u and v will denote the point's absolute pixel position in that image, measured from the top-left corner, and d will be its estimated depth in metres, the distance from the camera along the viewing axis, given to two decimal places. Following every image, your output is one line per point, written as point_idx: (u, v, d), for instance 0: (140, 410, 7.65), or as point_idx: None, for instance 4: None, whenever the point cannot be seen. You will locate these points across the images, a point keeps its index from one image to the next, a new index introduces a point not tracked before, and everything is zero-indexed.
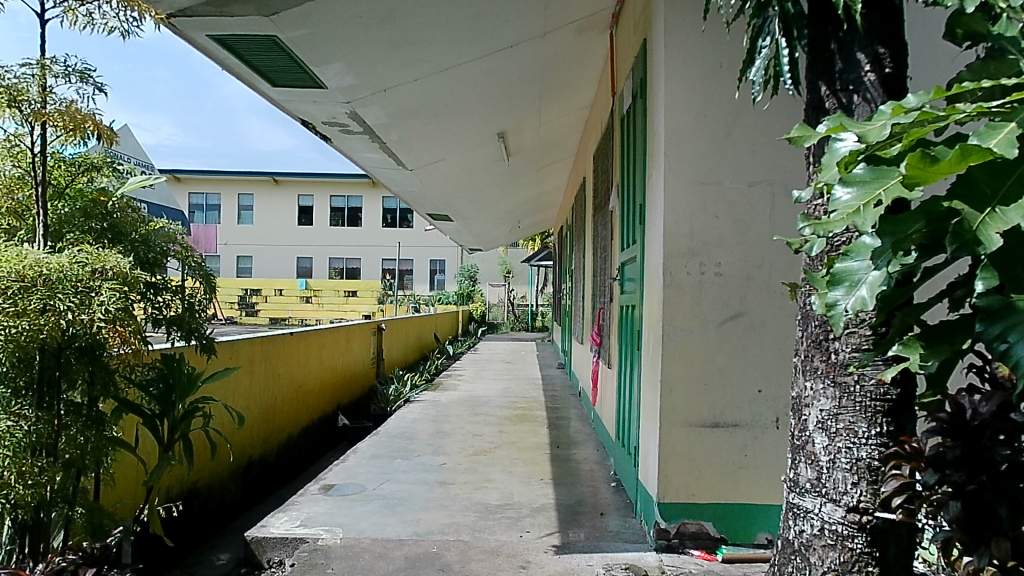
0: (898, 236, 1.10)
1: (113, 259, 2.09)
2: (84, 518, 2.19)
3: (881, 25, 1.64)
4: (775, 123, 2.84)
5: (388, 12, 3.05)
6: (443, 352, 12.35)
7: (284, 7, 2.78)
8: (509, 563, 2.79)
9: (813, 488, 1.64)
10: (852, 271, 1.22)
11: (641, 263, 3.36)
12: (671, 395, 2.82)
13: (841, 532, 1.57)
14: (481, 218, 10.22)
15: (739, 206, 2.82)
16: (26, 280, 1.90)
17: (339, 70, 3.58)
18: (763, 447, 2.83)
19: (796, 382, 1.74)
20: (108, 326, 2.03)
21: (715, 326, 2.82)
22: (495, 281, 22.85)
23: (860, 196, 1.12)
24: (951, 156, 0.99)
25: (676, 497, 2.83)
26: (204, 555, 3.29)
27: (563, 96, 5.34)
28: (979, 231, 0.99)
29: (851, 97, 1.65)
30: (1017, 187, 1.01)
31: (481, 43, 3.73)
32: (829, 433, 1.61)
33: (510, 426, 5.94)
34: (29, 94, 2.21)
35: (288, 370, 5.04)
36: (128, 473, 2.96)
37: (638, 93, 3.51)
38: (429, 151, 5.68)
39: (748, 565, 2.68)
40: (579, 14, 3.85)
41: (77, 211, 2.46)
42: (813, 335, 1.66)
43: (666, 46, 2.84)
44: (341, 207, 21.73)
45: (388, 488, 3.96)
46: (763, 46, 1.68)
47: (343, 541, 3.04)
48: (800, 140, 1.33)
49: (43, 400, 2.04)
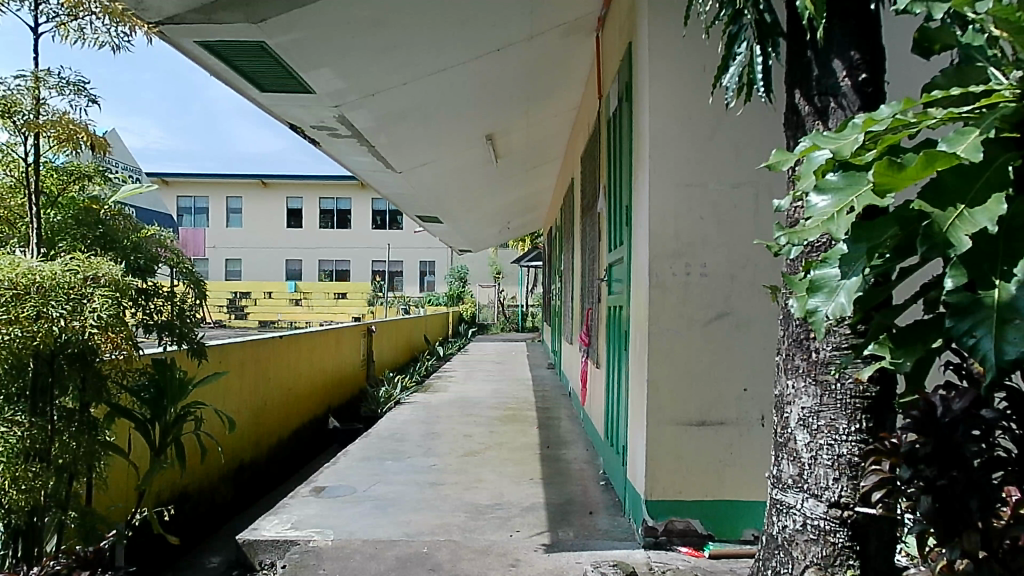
0: (873, 241, 1.14)
1: (105, 266, 2.12)
2: (76, 523, 2.22)
3: (857, 31, 1.68)
4: (760, 126, 2.88)
5: (375, 17, 3.07)
6: (433, 352, 12.34)
7: (273, 14, 2.79)
8: (499, 562, 2.83)
9: (795, 484, 1.71)
10: (829, 278, 1.25)
11: (629, 263, 3.39)
12: (658, 396, 2.86)
13: (823, 527, 1.63)
14: (471, 220, 10.26)
15: (724, 207, 2.86)
16: (19, 288, 1.92)
17: (327, 75, 3.60)
18: (748, 444, 2.87)
19: (778, 380, 1.80)
20: (101, 333, 2.04)
21: (700, 325, 2.86)
22: (485, 281, 22.86)
23: (835, 203, 1.16)
24: (917, 162, 1.05)
25: (664, 495, 2.87)
26: (197, 557, 3.32)
27: (551, 97, 5.37)
28: (950, 234, 1.02)
29: (827, 103, 1.69)
30: (986, 190, 1.04)
31: (470, 47, 3.75)
32: (811, 430, 1.67)
33: (501, 427, 5.97)
34: (24, 105, 2.25)
35: (278, 373, 5.04)
36: (120, 477, 2.98)
37: (623, 96, 3.55)
38: (419, 152, 5.69)
39: (734, 561, 2.73)
40: (565, 17, 3.89)
41: (69, 219, 2.48)
42: (794, 334, 1.73)
43: (651, 50, 2.88)
44: (330, 208, 21.74)
45: (379, 489, 3.98)
46: (738, 53, 1.72)
47: (334, 543, 3.06)
48: (780, 165, 1.36)
49: (36, 406, 2.07)
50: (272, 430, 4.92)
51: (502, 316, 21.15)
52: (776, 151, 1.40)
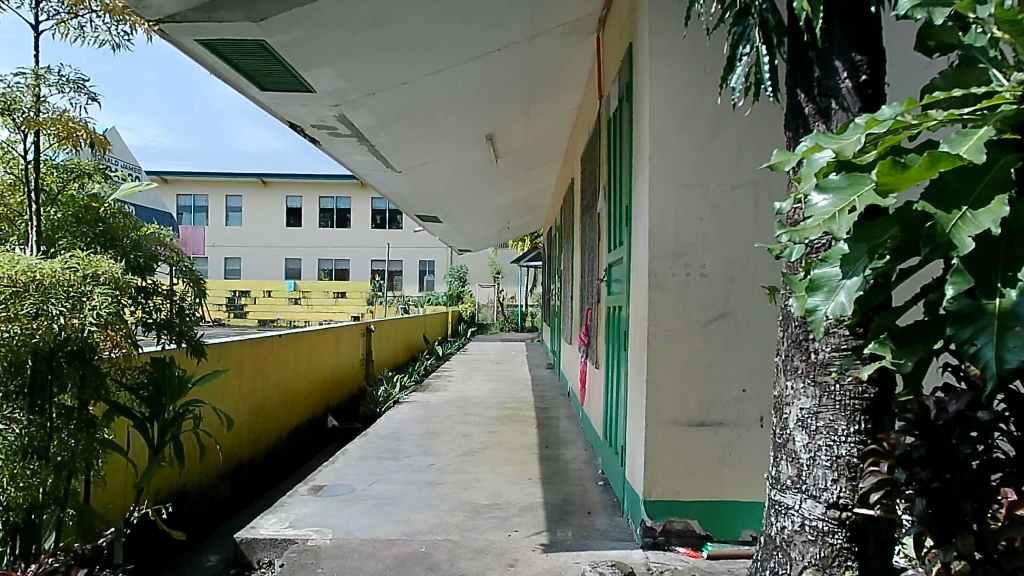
0: (874, 241, 1.14)
1: (105, 264, 2.12)
2: (74, 520, 2.21)
3: (858, 32, 1.68)
4: (760, 127, 2.88)
5: (376, 16, 3.07)
6: (432, 352, 12.34)
7: (274, 12, 2.79)
8: (498, 562, 2.82)
9: (793, 485, 1.71)
10: (829, 277, 1.25)
11: (629, 263, 3.39)
12: (657, 396, 2.86)
13: (821, 529, 1.64)
14: (471, 219, 10.26)
15: (723, 207, 2.86)
16: (18, 285, 1.92)
17: (328, 74, 3.60)
18: (746, 445, 2.87)
19: (777, 381, 1.80)
20: (100, 331, 2.05)
21: (699, 326, 2.86)
22: (485, 281, 22.86)
23: (836, 203, 1.16)
24: (920, 163, 1.05)
25: (662, 495, 2.87)
26: (194, 556, 3.32)
27: (551, 98, 5.37)
28: (952, 235, 1.02)
29: (829, 104, 1.69)
30: (989, 191, 1.04)
31: (471, 46, 3.75)
32: (809, 431, 1.68)
33: (500, 427, 5.97)
34: (24, 102, 2.25)
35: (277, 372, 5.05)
36: (118, 475, 2.98)
37: (624, 97, 3.55)
38: (419, 152, 5.69)
39: (733, 562, 2.72)
40: (566, 17, 3.89)
41: (69, 216, 2.48)
42: (794, 335, 1.73)
43: (651, 51, 2.88)
44: (330, 208, 21.72)
45: (377, 488, 3.98)
46: (743, 54, 1.72)
47: (332, 542, 3.06)
48: (781, 165, 1.37)
49: (34, 404, 2.08)
50: (271, 429, 4.91)
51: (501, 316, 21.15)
52: (775, 151, 1.40)
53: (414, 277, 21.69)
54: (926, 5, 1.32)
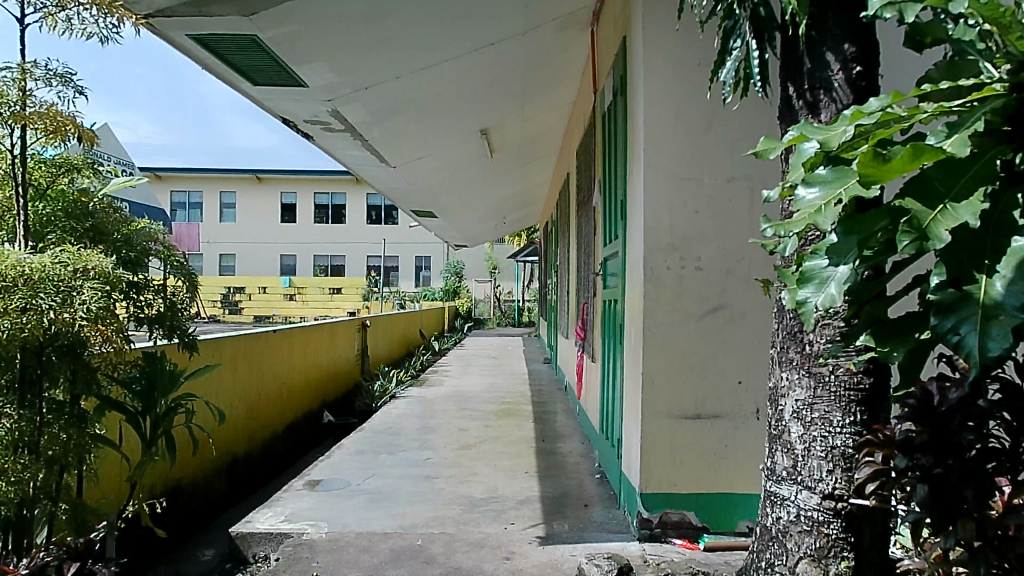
0: (864, 234, 1.13)
1: (94, 258, 2.11)
2: (67, 514, 2.19)
3: (851, 24, 1.67)
4: (754, 121, 2.88)
5: (367, 10, 3.06)
6: (430, 347, 12.32)
7: (264, 7, 2.78)
8: (493, 554, 2.82)
9: (790, 476, 1.71)
10: (821, 269, 1.24)
11: (624, 258, 3.38)
12: (652, 388, 2.86)
13: (817, 518, 1.64)
14: (468, 214, 10.25)
15: (718, 200, 2.86)
16: (6, 280, 1.91)
17: (320, 68, 3.59)
18: (741, 436, 2.88)
19: (773, 373, 1.80)
20: (91, 325, 2.04)
21: (695, 318, 2.86)
22: (482, 276, 22.84)
23: (823, 196, 1.16)
24: (903, 155, 1.03)
25: (658, 488, 2.87)
26: (190, 551, 3.32)
27: (546, 92, 5.36)
28: (929, 228, 1.02)
29: (818, 96, 1.70)
30: (972, 183, 1.05)
31: (464, 41, 3.74)
32: (805, 422, 1.68)
33: (497, 421, 5.97)
34: (9, 96, 2.23)
35: (272, 368, 5.04)
36: (111, 468, 2.98)
37: (619, 90, 3.54)
38: (413, 146, 5.68)
39: (729, 553, 2.72)
40: (560, 11, 3.87)
41: (58, 211, 2.47)
42: (788, 326, 1.73)
43: (645, 45, 2.87)
44: (326, 204, 21.66)
45: (374, 483, 3.97)
46: (734, 48, 1.72)
47: (328, 536, 3.06)
48: (766, 152, 1.36)
49: (25, 398, 2.05)
50: (267, 425, 4.90)
51: (499, 311, 21.16)
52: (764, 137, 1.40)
53: (410, 273, 21.66)
54: (898, 2, 1.27)
